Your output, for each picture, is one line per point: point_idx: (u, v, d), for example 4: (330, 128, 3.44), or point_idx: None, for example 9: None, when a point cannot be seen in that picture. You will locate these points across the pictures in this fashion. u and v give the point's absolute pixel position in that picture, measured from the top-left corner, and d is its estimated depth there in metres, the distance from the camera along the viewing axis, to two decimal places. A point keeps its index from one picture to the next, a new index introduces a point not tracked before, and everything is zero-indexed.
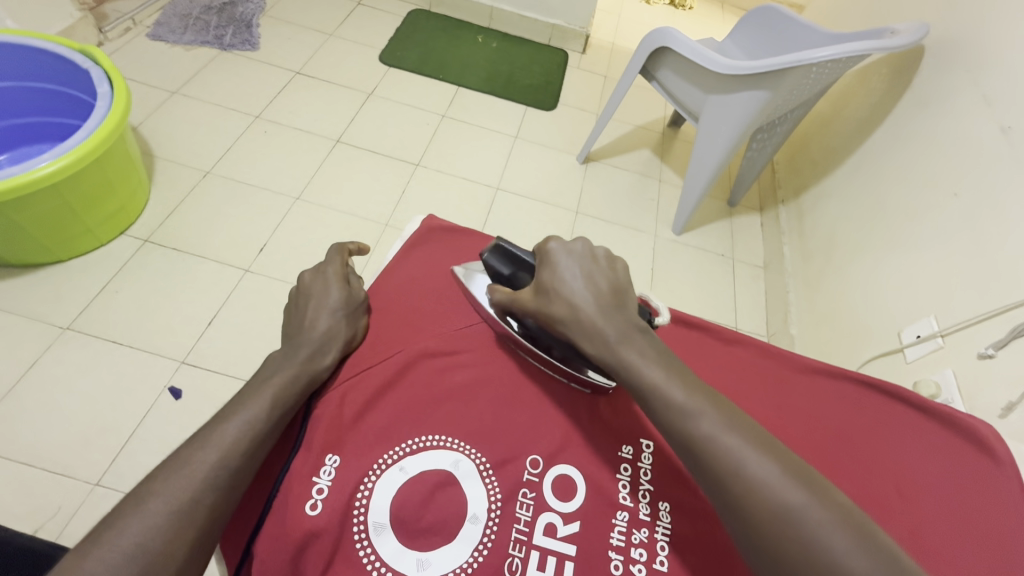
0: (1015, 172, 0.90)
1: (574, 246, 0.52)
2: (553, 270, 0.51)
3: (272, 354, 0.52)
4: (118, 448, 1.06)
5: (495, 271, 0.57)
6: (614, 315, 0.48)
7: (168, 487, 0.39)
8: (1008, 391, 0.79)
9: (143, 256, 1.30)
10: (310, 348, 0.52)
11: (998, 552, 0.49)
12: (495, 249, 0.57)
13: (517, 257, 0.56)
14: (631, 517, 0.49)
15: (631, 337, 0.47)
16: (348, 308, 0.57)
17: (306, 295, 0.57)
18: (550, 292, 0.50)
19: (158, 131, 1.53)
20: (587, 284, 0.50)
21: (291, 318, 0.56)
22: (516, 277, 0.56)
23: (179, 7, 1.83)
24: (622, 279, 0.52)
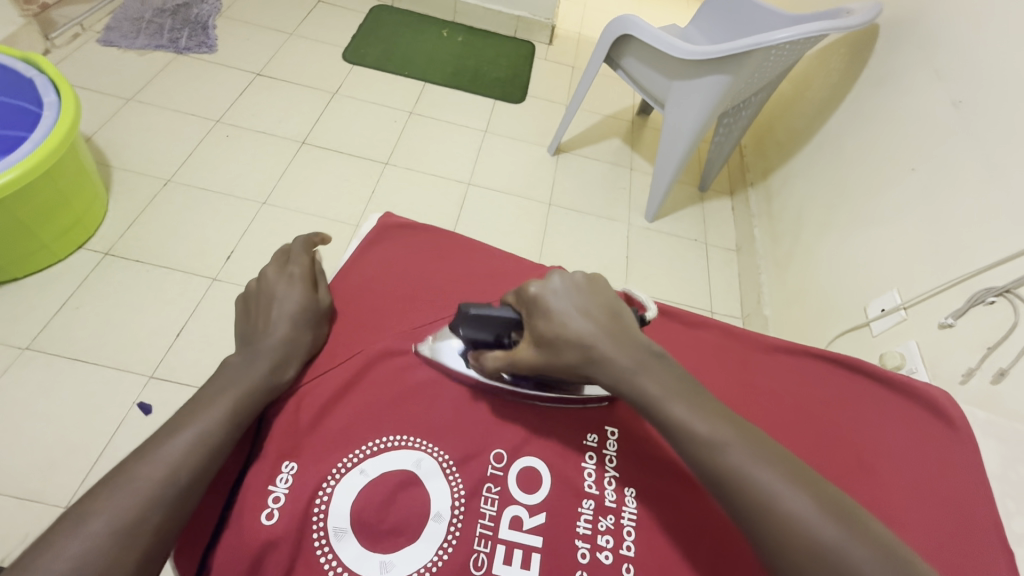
0: (968, 145, 0.93)
1: (554, 286, 0.50)
2: (547, 318, 0.48)
3: (231, 361, 0.51)
4: (87, 469, 1.03)
5: (477, 342, 0.52)
6: (625, 343, 0.47)
7: (110, 508, 0.38)
8: (968, 357, 0.81)
9: (104, 270, 1.26)
10: (272, 354, 0.51)
11: (955, 511, 0.51)
12: (466, 317, 0.51)
13: (494, 320, 0.51)
14: (597, 504, 0.49)
15: (648, 365, 0.46)
16: (311, 313, 0.56)
17: (268, 299, 0.56)
18: (553, 341, 0.47)
19: (113, 140, 1.48)
20: (587, 320, 0.48)
21: (249, 321, 0.55)
22: (503, 335, 0.52)
23: (130, 10, 1.77)
24: (612, 300, 0.50)
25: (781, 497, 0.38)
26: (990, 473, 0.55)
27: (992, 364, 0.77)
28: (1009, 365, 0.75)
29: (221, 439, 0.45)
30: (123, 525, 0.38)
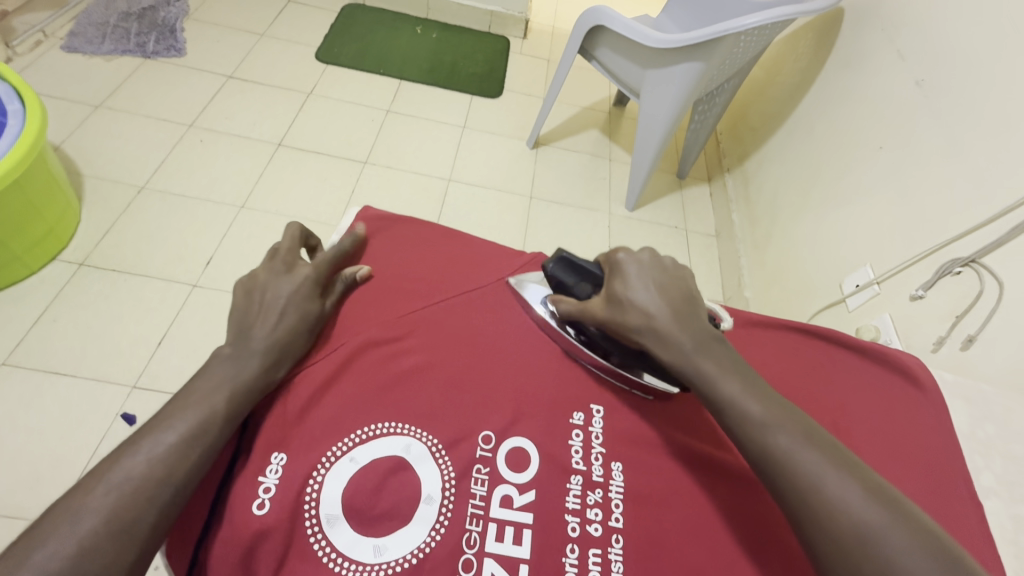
0: (932, 122, 0.96)
1: (643, 259, 0.54)
2: (626, 280, 0.52)
3: (219, 355, 0.49)
4: (72, 483, 1.01)
5: (560, 283, 0.57)
6: (691, 324, 0.50)
7: (97, 507, 0.38)
8: (938, 326, 0.85)
9: (80, 280, 1.24)
10: (262, 356, 0.49)
11: (926, 469, 0.53)
12: (563, 258, 0.57)
13: (584, 269, 0.56)
14: (585, 480, 0.50)
15: (709, 347, 0.48)
16: (311, 323, 0.54)
17: (271, 297, 0.53)
18: (624, 301, 0.51)
19: (83, 148, 1.45)
20: (661, 295, 0.51)
21: (247, 311, 0.53)
22: (581, 289, 0.56)
23: (94, 15, 1.73)
24: (691, 289, 0.54)
25: (817, 479, 0.40)
26: (959, 432, 0.57)
27: (960, 332, 0.81)
28: (977, 331, 0.79)
29: (210, 432, 0.44)
30: (111, 524, 0.38)
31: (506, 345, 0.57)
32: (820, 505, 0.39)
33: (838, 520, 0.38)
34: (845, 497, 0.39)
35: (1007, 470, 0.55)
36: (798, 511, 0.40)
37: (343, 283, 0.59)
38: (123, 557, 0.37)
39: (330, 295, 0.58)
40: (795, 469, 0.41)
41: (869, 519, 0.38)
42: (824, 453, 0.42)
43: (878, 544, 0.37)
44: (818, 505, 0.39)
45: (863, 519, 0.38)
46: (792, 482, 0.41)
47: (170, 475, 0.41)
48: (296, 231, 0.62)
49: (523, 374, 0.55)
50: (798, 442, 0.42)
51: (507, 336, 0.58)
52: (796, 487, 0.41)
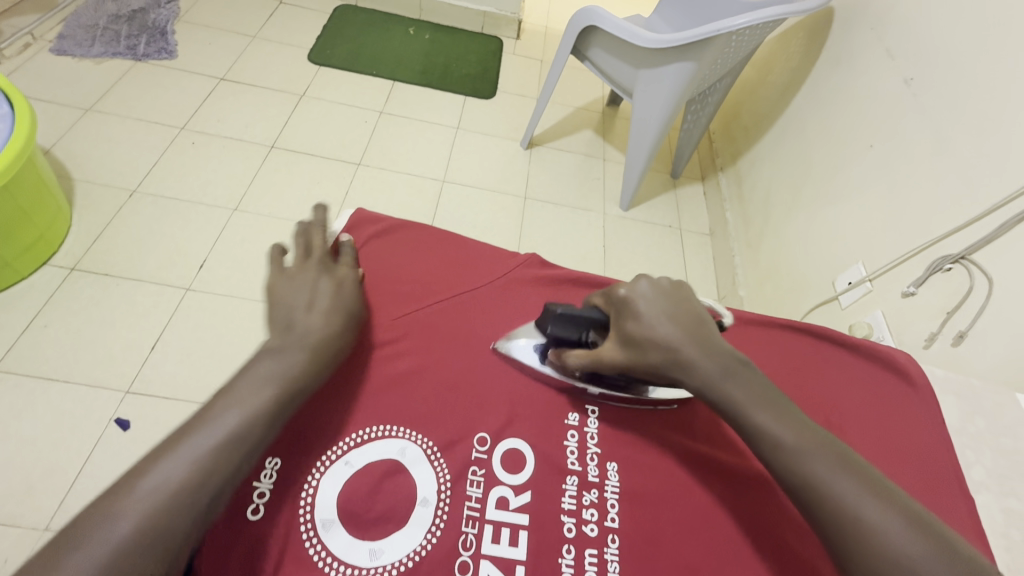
0: (919, 120, 0.97)
1: (646, 289, 0.51)
2: (636, 318, 0.49)
3: (262, 354, 0.47)
4: (65, 490, 1.01)
5: (560, 338, 0.53)
6: (713, 350, 0.48)
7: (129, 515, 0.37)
8: (929, 322, 0.86)
9: (71, 285, 1.23)
10: (308, 353, 0.48)
11: (919, 465, 0.53)
12: (554, 314, 0.53)
13: (582, 318, 0.52)
14: (581, 480, 0.50)
15: (736, 370, 0.47)
16: (350, 322, 0.53)
17: (308, 295, 0.52)
18: (641, 342, 0.48)
19: (73, 152, 1.43)
20: (676, 324, 0.49)
21: (285, 310, 0.51)
22: (589, 335, 0.53)
23: (83, 18, 1.71)
24: (699, 308, 0.51)
25: (855, 506, 0.40)
26: (950, 427, 0.57)
27: (951, 328, 0.83)
28: (968, 327, 0.80)
29: (250, 436, 0.42)
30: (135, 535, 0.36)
31: (502, 347, 0.57)
32: (856, 529, 0.40)
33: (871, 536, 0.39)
34: (881, 522, 0.39)
35: (997, 465, 0.55)
36: (833, 535, 0.41)
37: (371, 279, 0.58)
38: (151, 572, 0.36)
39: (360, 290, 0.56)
40: (830, 494, 0.41)
41: (907, 546, 0.38)
42: (858, 479, 0.42)
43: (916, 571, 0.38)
44: (855, 529, 0.40)
45: (902, 547, 0.38)
46: (829, 507, 0.41)
47: (204, 483, 0.39)
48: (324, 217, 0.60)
49: (518, 374, 0.55)
50: (834, 466, 0.42)
51: (503, 338, 0.58)
52: (834, 513, 0.41)
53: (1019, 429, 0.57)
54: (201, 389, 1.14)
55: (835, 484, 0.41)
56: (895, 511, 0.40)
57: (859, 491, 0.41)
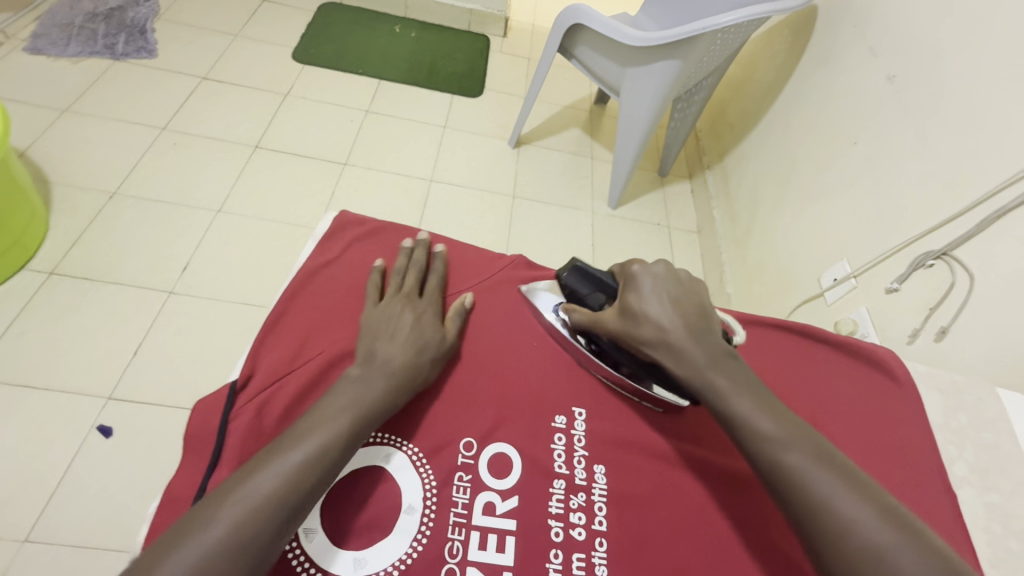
0: (901, 116, 0.98)
1: (657, 271, 0.53)
2: (638, 292, 0.52)
3: (346, 376, 0.49)
4: (46, 500, 0.98)
5: (574, 292, 0.58)
6: (705, 339, 0.49)
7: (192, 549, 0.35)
8: (912, 318, 0.87)
9: (49, 290, 1.20)
10: (389, 375, 0.49)
11: (906, 462, 0.54)
12: (577, 269, 0.58)
13: (600, 278, 0.57)
14: (568, 484, 0.50)
15: (722, 363, 0.48)
16: (439, 348, 0.53)
17: (395, 323, 0.54)
18: (636, 314, 0.51)
19: (50, 154, 1.40)
20: (675, 309, 0.50)
21: (370, 336, 0.53)
22: (595, 300, 0.56)
23: (58, 16, 1.67)
24: (706, 303, 0.53)
25: (827, 497, 0.40)
26: (932, 423, 0.57)
27: (934, 323, 0.84)
28: (949, 322, 0.82)
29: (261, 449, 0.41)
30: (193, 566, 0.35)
31: (488, 351, 0.57)
32: (827, 518, 0.40)
33: (851, 537, 0.38)
34: (852, 513, 0.39)
35: (979, 458, 0.56)
36: (807, 527, 0.41)
37: (459, 314, 0.57)
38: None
39: (448, 325, 0.56)
40: (805, 486, 0.41)
41: (877, 536, 0.38)
42: (836, 472, 0.42)
43: (885, 561, 0.37)
44: (826, 519, 0.40)
45: (872, 537, 0.38)
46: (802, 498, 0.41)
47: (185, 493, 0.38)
48: (427, 256, 0.63)
49: (505, 379, 0.55)
50: (810, 459, 0.42)
51: (489, 341, 0.58)
52: (807, 504, 0.41)
53: (998, 423, 0.58)
54: (185, 394, 1.12)
55: (809, 474, 0.42)
56: (869, 503, 0.40)
57: (843, 490, 0.41)
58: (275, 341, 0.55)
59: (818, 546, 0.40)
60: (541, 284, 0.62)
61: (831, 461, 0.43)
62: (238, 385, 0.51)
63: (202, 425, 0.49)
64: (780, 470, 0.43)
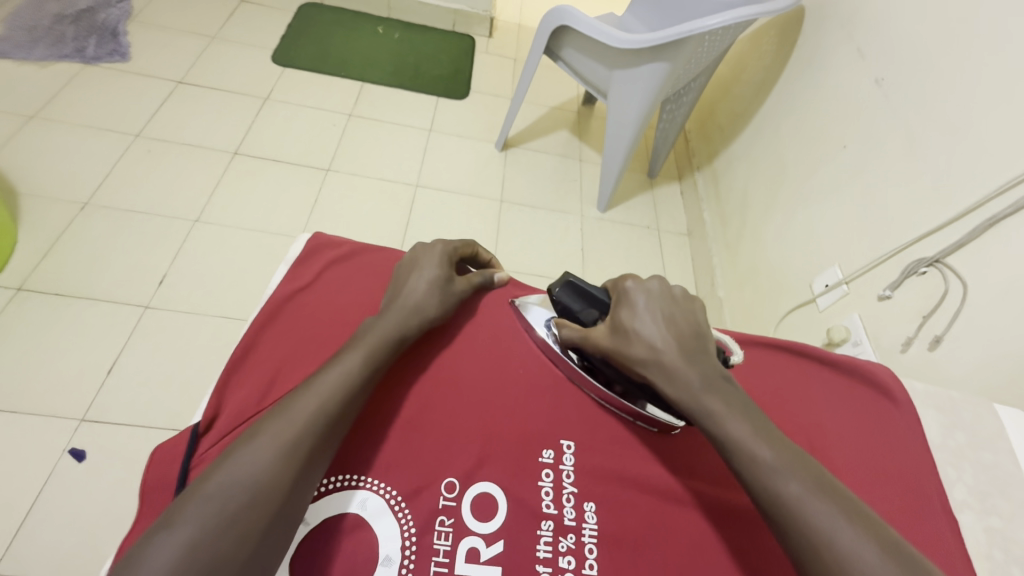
0: (890, 119, 0.97)
1: (652, 286, 0.52)
2: (632, 310, 0.51)
3: (368, 318, 0.54)
4: (15, 529, 0.94)
5: (567, 308, 0.57)
6: (699, 360, 0.48)
7: (242, 463, 0.40)
8: (905, 327, 0.86)
9: (17, 308, 1.15)
10: (405, 308, 0.53)
11: (908, 488, 0.53)
12: (568, 283, 0.57)
13: (595, 294, 0.55)
14: (557, 524, 0.47)
15: (716, 385, 0.46)
16: (442, 288, 0.56)
17: (415, 263, 0.58)
18: (629, 332, 0.50)
19: (18, 164, 1.35)
20: (668, 327, 0.49)
21: (393, 281, 0.57)
22: (586, 314, 0.55)
23: (23, 19, 1.62)
24: (702, 323, 0.51)
25: (829, 530, 0.38)
26: (930, 443, 0.56)
27: (927, 331, 0.83)
28: (943, 331, 0.80)
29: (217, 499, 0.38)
30: (245, 481, 0.39)
31: (470, 382, 0.54)
32: (832, 555, 0.38)
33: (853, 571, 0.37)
34: (856, 551, 0.37)
35: (980, 480, 0.54)
36: (809, 564, 0.38)
37: (484, 275, 0.62)
38: (260, 520, 0.38)
39: (468, 277, 0.60)
40: (805, 521, 0.39)
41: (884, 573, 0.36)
42: (835, 502, 0.40)
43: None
44: (829, 557, 0.38)
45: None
46: (803, 533, 0.39)
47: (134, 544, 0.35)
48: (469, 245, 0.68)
49: (489, 413, 0.53)
50: (810, 490, 0.40)
51: (472, 372, 0.55)
52: (808, 540, 0.39)
53: (996, 440, 0.56)
54: (162, 413, 1.08)
55: (810, 507, 0.40)
56: (873, 540, 0.38)
57: (842, 521, 0.39)
58: (241, 378, 0.53)
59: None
60: (534, 299, 0.63)
61: (833, 494, 0.41)
62: (200, 429, 0.49)
63: (160, 476, 0.46)
64: (781, 503, 0.41)
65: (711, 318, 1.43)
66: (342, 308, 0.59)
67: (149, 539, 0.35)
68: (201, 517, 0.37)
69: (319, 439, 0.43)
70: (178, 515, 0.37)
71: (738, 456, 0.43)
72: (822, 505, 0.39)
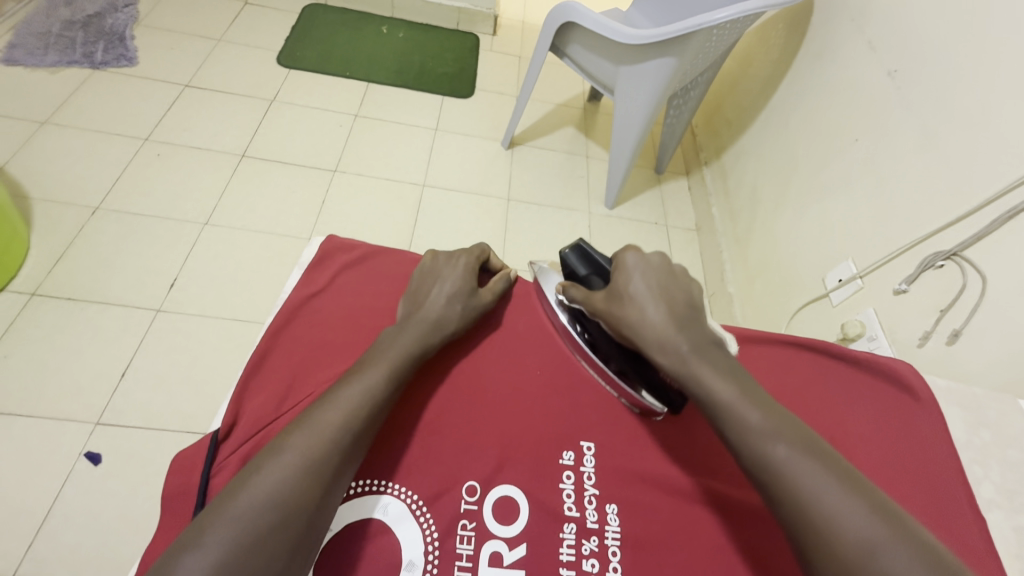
0: (904, 113, 0.95)
1: (651, 258, 0.53)
2: (627, 275, 0.51)
3: (387, 327, 0.54)
4: (34, 531, 0.95)
5: (572, 271, 0.58)
6: (691, 328, 0.48)
7: (267, 479, 0.40)
8: (922, 321, 0.85)
9: (32, 313, 1.16)
10: (430, 319, 0.53)
11: (933, 485, 0.52)
12: (580, 248, 0.58)
13: (601, 262, 0.57)
14: (579, 527, 0.47)
15: (706, 351, 0.47)
16: (464, 298, 0.56)
17: (435, 273, 0.58)
18: (623, 296, 0.50)
19: (29, 169, 1.36)
20: (662, 295, 0.50)
21: (412, 290, 0.57)
22: (590, 280, 0.56)
23: (34, 25, 1.63)
24: (696, 297, 0.51)
25: (817, 492, 0.38)
26: (956, 441, 0.55)
27: (945, 326, 0.82)
28: (962, 325, 0.79)
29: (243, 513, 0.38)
30: (270, 499, 0.39)
31: (486, 384, 0.54)
32: (817, 514, 0.37)
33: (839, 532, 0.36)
34: (842, 509, 0.37)
35: (1007, 479, 0.53)
36: (795, 526, 0.38)
37: (504, 281, 0.61)
38: (288, 537, 0.38)
39: (491, 285, 0.60)
40: (792, 482, 0.39)
41: (870, 535, 0.36)
42: (825, 466, 0.39)
43: (877, 557, 0.35)
44: (814, 515, 0.37)
45: (864, 535, 0.36)
46: (789, 492, 0.39)
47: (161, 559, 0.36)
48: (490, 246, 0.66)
49: (509, 416, 0.52)
50: (798, 452, 0.40)
51: (489, 375, 0.55)
52: (793, 499, 0.38)
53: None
54: (176, 416, 1.09)
55: (797, 468, 0.39)
56: (863, 501, 0.37)
57: (833, 485, 0.38)
58: (259, 385, 0.53)
59: (806, 545, 0.37)
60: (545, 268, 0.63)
61: (821, 456, 0.40)
62: (219, 437, 0.49)
63: (180, 485, 0.46)
64: (769, 466, 0.40)
65: (722, 314, 1.42)
66: (359, 314, 0.59)
67: (174, 559, 0.35)
68: (227, 536, 0.37)
69: (343, 454, 0.43)
70: (206, 533, 0.37)
71: (726, 417, 0.43)
72: (811, 466, 0.39)
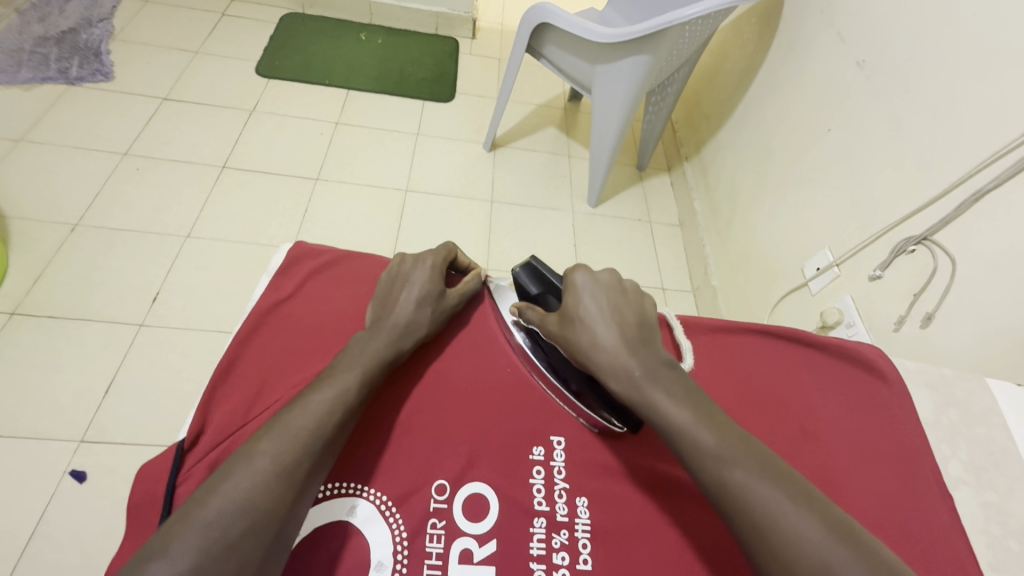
0: (873, 103, 0.97)
1: (601, 279, 0.53)
2: (579, 298, 0.52)
3: (355, 334, 0.54)
4: (19, 552, 0.94)
5: (525, 290, 0.58)
6: (643, 351, 0.48)
7: (238, 486, 0.40)
8: (897, 305, 0.86)
9: (12, 332, 1.15)
10: (398, 324, 0.53)
11: (901, 467, 0.53)
12: (531, 267, 0.58)
13: (553, 280, 0.57)
14: (549, 520, 0.48)
15: (658, 373, 0.47)
16: (432, 301, 0.56)
17: (402, 277, 0.57)
18: (576, 320, 0.51)
19: (6, 188, 1.35)
20: (614, 318, 0.50)
21: (380, 297, 0.57)
22: (545, 299, 0.56)
23: (7, 41, 1.62)
24: (649, 316, 0.52)
25: (773, 513, 0.38)
26: (924, 421, 0.56)
27: (919, 309, 0.83)
28: (934, 308, 0.81)
29: (215, 520, 0.38)
30: (242, 504, 0.39)
31: (457, 385, 0.55)
32: (770, 528, 0.38)
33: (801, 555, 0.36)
34: (796, 526, 0.37)
35: (976, 457, 0.54)
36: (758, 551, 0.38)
37: (475, 281, 0.61)
38: (260, 544, 0.38)
39: (460, 287, 0.60)
40: (749, 504, 0.39)
41: (829, 556, 0.36)
42: (780, 486, 0.40)
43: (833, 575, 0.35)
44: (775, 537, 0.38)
45: (821, 555, 0.36)
46: (743, 512, 0.39)
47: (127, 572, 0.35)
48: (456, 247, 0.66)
49: (480, 416, 0.53)
50: (754, 473, 0.40)
51: (459, 377, 0.55)
52: (752, 524, 0.39)
53: (991, 416, 0.56)
54: (161, 430, 1.09)
55: (751, 491, 0.39)
56: (814, 515, 0.38)
57: (791, 505, 0.38)
58: (227, 392, 0.53)
59: (765, 564, 0.38)
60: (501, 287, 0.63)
61: (774, 473, 0.41)
62: (186, 445, 0.49)
63: (145, 493, 0.46)
64: (727, 490, 0.40)
65: (706, 306, 1.43)
66: (330, 320, 0.59)
67: (142, 566, 0.35)
68: (197, 540, 0.37)
69: (316, 457, 0.43)
70: (174, 541, 0.37)
71: (681, 442, 0.43)
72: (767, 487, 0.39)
